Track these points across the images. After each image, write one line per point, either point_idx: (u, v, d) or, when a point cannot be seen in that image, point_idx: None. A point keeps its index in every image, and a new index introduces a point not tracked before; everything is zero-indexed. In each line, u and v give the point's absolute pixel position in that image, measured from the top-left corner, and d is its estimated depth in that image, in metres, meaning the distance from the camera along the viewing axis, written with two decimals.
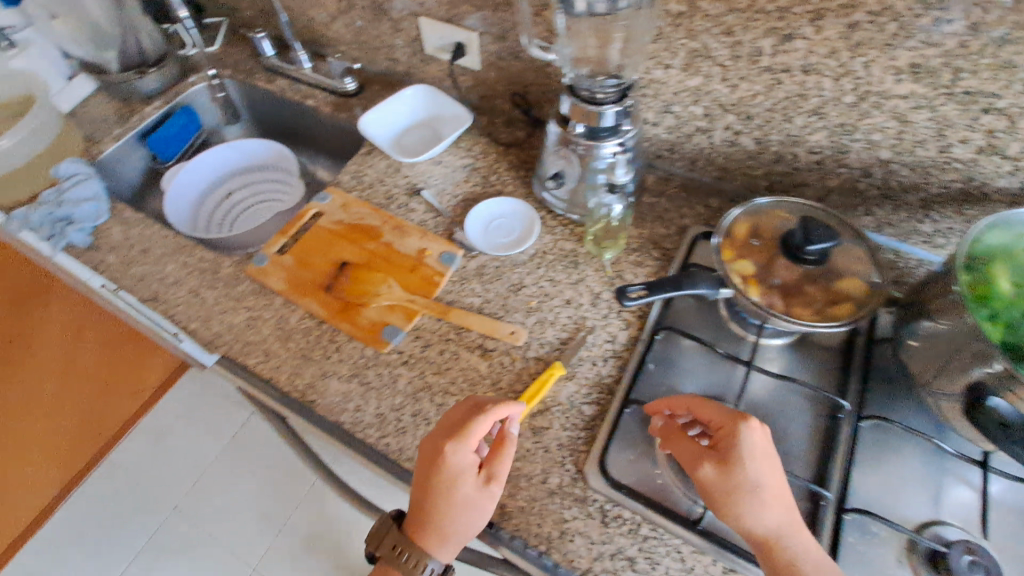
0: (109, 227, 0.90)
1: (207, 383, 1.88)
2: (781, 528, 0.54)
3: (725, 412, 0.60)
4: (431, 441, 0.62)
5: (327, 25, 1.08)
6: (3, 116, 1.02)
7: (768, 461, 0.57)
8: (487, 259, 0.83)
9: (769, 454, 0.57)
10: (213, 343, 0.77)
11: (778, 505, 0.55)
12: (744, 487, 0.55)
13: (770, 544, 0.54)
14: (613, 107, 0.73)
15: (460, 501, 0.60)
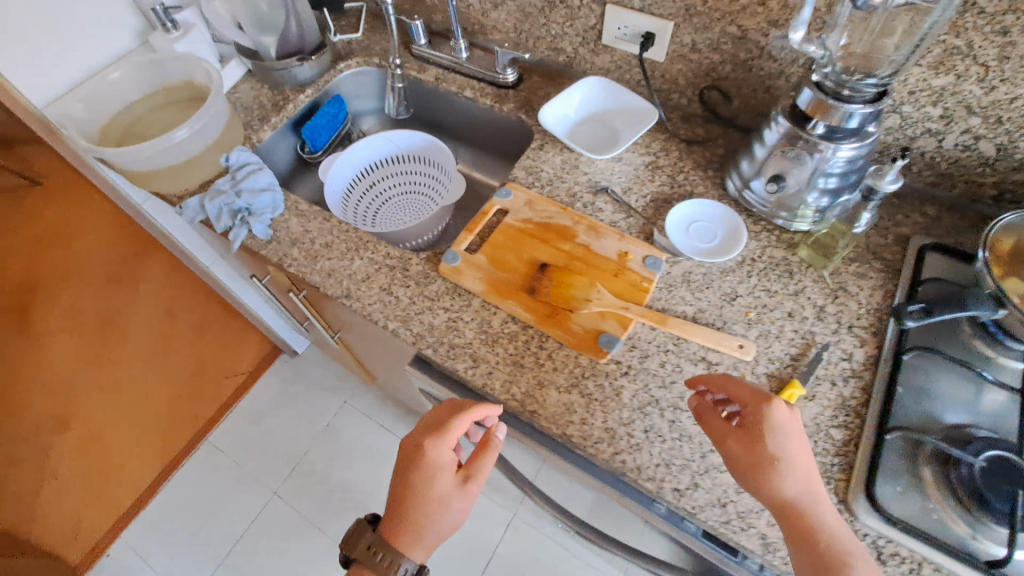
0: (287, 219, 0.88)
1: (298, 371, 1.87)
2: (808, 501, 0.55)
3: (743, 388, 0.60)
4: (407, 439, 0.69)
5: (487, 11, 1.04)
6: (168, 103, 1.00)
7: (799, 439, 0.57)
8: (693, 265, 0.79)
9: (749, 431, 0.58)
10: (416, 346, 0.75)
11: (768, 480, 0.56)
12: (750, 461, 0.57)
13: (786, 518, 0.55)
14: (865, 109, 0.67)
15: (438, 493, 0.66)
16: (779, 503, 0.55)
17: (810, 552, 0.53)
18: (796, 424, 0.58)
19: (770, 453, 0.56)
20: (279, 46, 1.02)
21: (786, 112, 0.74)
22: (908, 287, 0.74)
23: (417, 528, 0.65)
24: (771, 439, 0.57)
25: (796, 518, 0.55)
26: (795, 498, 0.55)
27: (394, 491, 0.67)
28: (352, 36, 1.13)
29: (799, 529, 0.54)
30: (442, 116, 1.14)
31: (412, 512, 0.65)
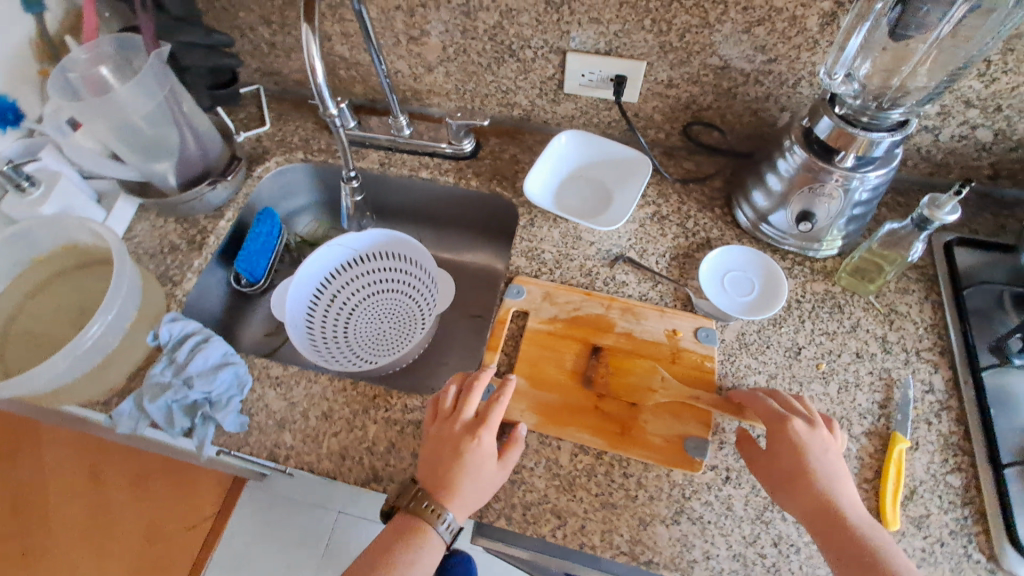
0: (262, 396, 0.71)
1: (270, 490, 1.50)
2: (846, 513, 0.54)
3: (763, 407, 0.61)
4: (441, 413, 0.64)
5: (419, 75, 0.89)
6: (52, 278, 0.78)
7: (827, 451, 0.57)
8: (744, 325, 0.72)
9: (777, 448, 0.58)
10: (485, 518, 0.62)
11: (803, 495, 0.56)
12: (782, 479, 0.57)
13: (824, 532, 0.54)
14: (891, 136, 0.61)
15: (474, 466, 0.59)
16: (817, 517, 0.55)
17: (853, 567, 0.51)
18: (822, 437, 0.58)
19: (803, 469, 0.56)
20: (179, 170, 0.83)
21: (800, 139, 0.68)
22: (952, 294, 0.72)
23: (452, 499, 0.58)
24: (799, 454, 0.57)
25: (835, 532, 0.53)
26: (829, 511, 0.54)
27: (428, 459, 0.61)
28: (261, 129, 0.96)
29: (839, 544, 0.53)
30: (393, 200, 0.98)
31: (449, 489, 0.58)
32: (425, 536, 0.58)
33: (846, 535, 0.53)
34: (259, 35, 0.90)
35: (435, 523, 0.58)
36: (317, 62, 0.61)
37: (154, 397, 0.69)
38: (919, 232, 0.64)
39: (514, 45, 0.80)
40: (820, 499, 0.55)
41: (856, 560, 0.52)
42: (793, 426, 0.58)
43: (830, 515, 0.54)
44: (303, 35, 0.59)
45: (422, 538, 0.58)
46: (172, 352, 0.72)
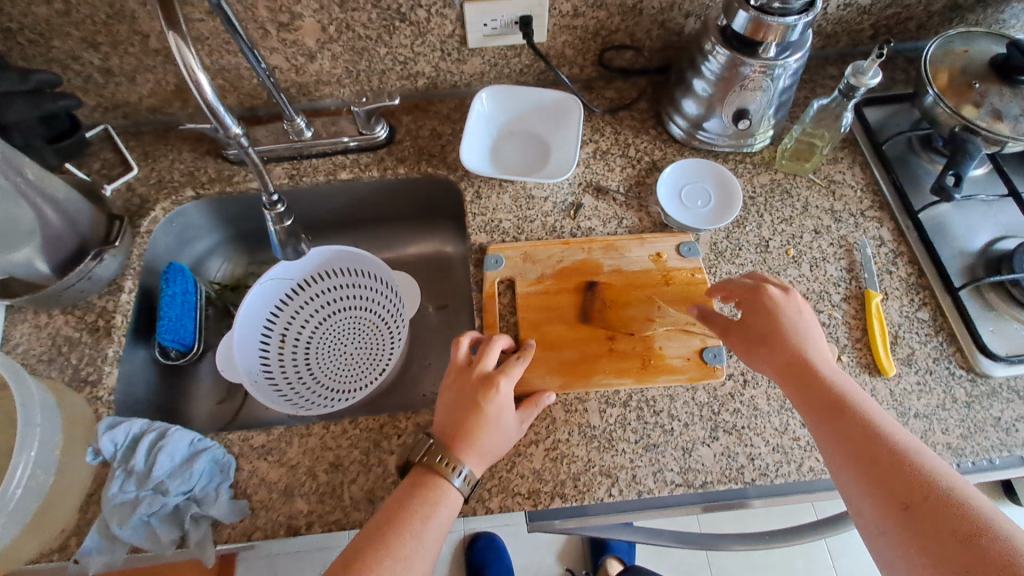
0: (251, 470, 0.62)
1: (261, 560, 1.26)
2: (822, 361, 0.54)
3: (745, 280, 0.62)
4: (457, 365, 0.60)
5: (301, 67, 0.79)
6: None
7: (803, 310, 0.59)
8: (713, 235, 0.74)
9: (754, 307, 0.59)
10: (539, 503, 0.60)
11: (777, 345, 0.56)
12: (760, 335, 0.58)
13: (795, 376, 0.53)
14: (805, 18, 0.62)
15: (494, 418, 0.56)
16: (795, 364, 0.54)
17: (822, 404, 0.50)
18: (797, 297, 0.60)
19: (780, 321, 0.57)
20: (47, 251, 0.67)
21: (720, 38, 0.68)
22: (874, 150, 0.78)
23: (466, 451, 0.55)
24: (774, 309, 0.58)
25: (810, 375, 0.53)
26: (804, 357, 0.54)
27: (440, 416, 0.57)
28: (127, 176, 0.80)
29: (813, 386, 0.52)
30: (314, 212, 0.88)
31: (463, 441, 0.55)
32: (442, 491, 0.53)
33: (819, 378, 0.52)
34: (87, 63, 0.76)
35: (453, 477, 0.53)
36: (201, 75, 0.50)
37: (123, 519, 0.58)
38: (845, 101, 0.68)
39: (403, 8, 0.72)
40: (793, 349, 0.55)
41: (828, 398, 0.51)
42: (770, 289, 0.60)
43: (805, 361, 0.54)
44: (172, 48, 0.48)
45: (440, 493, 0.53)
46: (124, 461, 0.61)
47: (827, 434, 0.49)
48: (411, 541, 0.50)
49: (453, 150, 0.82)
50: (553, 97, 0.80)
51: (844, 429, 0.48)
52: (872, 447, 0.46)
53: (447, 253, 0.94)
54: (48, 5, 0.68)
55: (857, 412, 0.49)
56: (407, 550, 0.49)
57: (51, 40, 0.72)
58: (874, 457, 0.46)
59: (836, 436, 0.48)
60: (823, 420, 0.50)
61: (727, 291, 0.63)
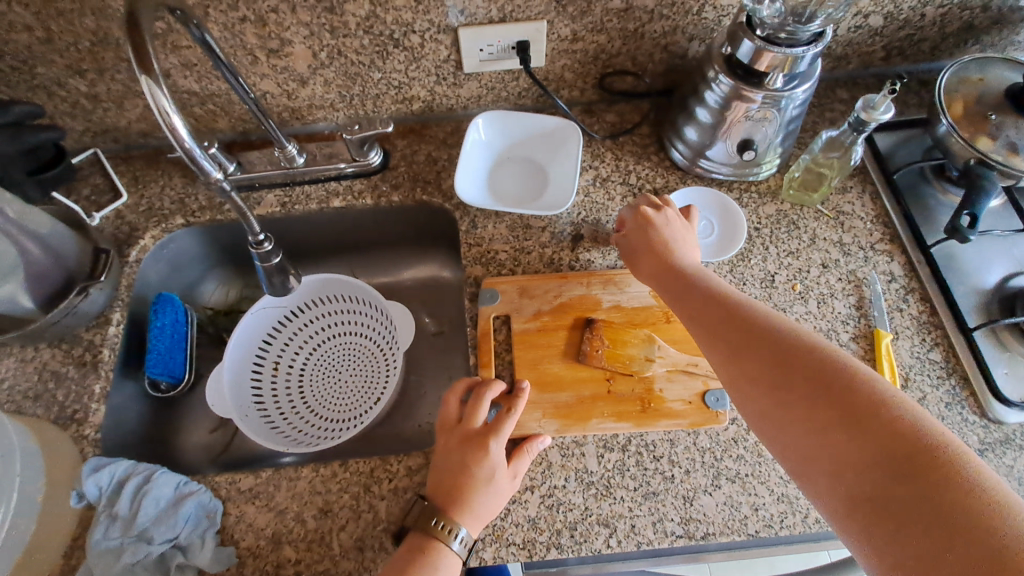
0: (238, 515, 0.60)
1: None
2: (722, 291, 0.56)
3: (644, 231, 0.65)
4: (448, 423, 0.61)
5: (293, 92, 0.77)
6: None
7: (674, 223, 0.65)
8: (717, 269, 0.71)
9: (656, 262, 0.63)
10: (534, 555, 0.57)
11: (686, 290, 0.58)
12: (670, 284, 0.60)
13: (705, 317, 0.55)
14: (813, 48, 0.60)
15: (487, 477, 0.56)
16: (702, 304, 0.56)
17: (735, 339, 0.51)
18: (671, 214, 0.67)
19: (678, 267, 0.61)
20: (31, 287, 0.66)
21: (724, 67, 0.65)
22: (885, 180, 0.75)
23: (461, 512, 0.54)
24: (672, 258, 0.62)
25: (716, 310, 0.54)
26: (706, 294, 0.56)
27: (434, 474, 0.58)
28: (116, 204, 0.79)
29: (720, 323, 0.53)
30: (308, 238, 0.86)
31: (457, 502, 0.55)
32: (439, 556, 0.53)
33: (725, 311, 0.54)
34: (73, 89, 0.74)
35: (450, 542, 0.53)
36: (175, 117, 0.48)
37: (106, 568, 0.56)
38: (855, 133, 0.66)
39: (395, 34, 0.70)
40: (700, 289, 0.57)
41: (738, 330, 0.51)
42: (661, 239, 0.64)
43: (708, 296, 0.56)
44: (144, 91, 0.46)
45: (439, 560, 0.52)
46: (109, 506, 0.59)
47: (744, 373, 0.50)
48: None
49: (448, 177, 0.80)
50: (552, 123, 0.78)
51: (760, 363, 0.49)
52: (787, 370, 0.47)
53: (443, 278, 0.92)
54: (30, 32, 0.67)
55: (766, 335, 0.50)
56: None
57: (36, 67, 0.71)
58: (793, 381, 0.46)
59: (755, 371, 0.49)
60: (738, 358, 0.50)
61: (635, 248, 0.65)
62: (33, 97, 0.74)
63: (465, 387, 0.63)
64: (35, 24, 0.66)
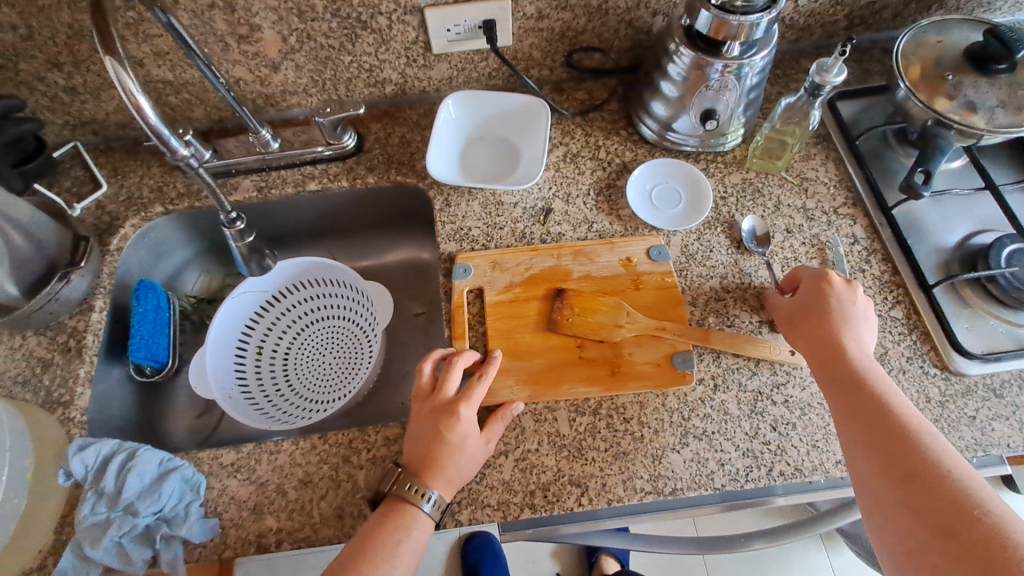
0: (221, 488, 0.62)
1: None
2: (863, 371, 0.55)
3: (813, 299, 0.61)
4: (421, 392, 0.62)
5: (266, 78, 0.78)
6: None
7: (857, 304, 0.60)
8: (683, 238, 0.73)
9: (813, 332, 0.59)
10: (509, 515, 0.59)
11: (831, 363, 0.57)
12: (817, 352, 0.58)
13: (848, 399, 0.54)
14: (769, 15, 0.61)
15: (459, 442, 0.58)
16: (841, 379, 0.56)
17: (857, 409, 0.53)
18: (855, 293, 0.61)
19: (834, 343, 0.58)
20: (15, 274, 0.67)
21: (684, 39, 0.66)
22: (847, 146, 0.77)
23: (433, 476, 0.57)
24: (832, 333, 0.58)
25: (850, 391, 0.54)
26: (850, 375, 0.55)
27: (409, 442, 0.59)
28: (97, 195, 0.80)
29: (850, 403, 0.54)
30: (286, 223, 0.87)
31: (430, 468, 0.57)
32: (411, 517, 0.55)
33: (864, 396, 0.53)
34: (52, 83, 0.75)
35: (422, 504, 0.55)
36: (141, 98, 0.50)
37: (93, 540, 0.58)
38: (812, 99, 0.67)
39: (363, 16, 0.71)
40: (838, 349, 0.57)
41: (870, 420, 0.52)
42: (832, 315, 0.59)
43: (851, 376, 0.55)
44: (109, 74, 0.48)
45: (411, 521, 0.55)
46: (95, 482, 0.61)
47: (862, 453, 0.51)
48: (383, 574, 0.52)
49: (422, 158, 0.81)
50: (519, 101, 0.80)
51: (883, 451, 0.50)
52: (908, 470, 0.48)
53: (423, 259, 0.94)
54: (12, 30, 0.68)
55: (898, 434, 0.50)
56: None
57: (17, 63, 0.72)
58: (907, 475, 0.48)
59: (872, 458, 0.50)
60: (865, 441, 0.51)
61: (809, 318, 0.60)
62: (15, 93, 0.76)
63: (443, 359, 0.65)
64: (18, 21, 0.67)
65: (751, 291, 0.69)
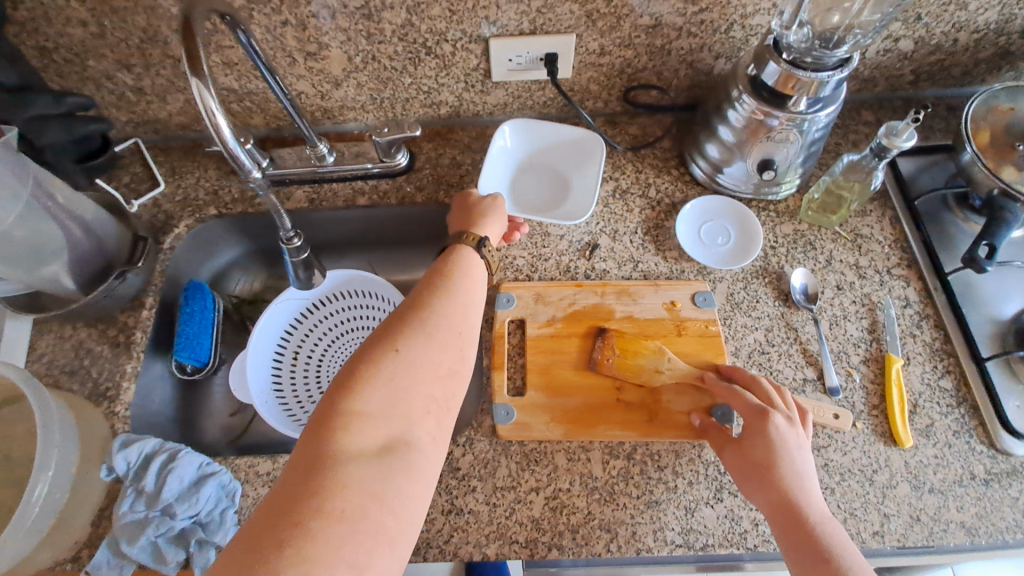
0: (255, 495, 0.63)
1: None
2: (821, 528, 0.51)
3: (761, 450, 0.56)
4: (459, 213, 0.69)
5: (327, 93, 0.79)
6: None
7: (801, 448, 0.56)
8: (730, 285, 0.72)
9: (772, 493, 0.54)
10: (536, 554, 0.59)
11: (782, 516, 0.53)
12: (782, 518, 0.53)
13: (795, 551, 0.51)
14: (839, 73, 0.60)
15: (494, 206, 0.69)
16: (795, 537, 0.51)
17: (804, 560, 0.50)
18: (798, 434, 0.57)
19: (797, 509, 0.52)
20: (73, 269, 0.71)
21: (748, 87, 0.66)
22: (906, 206, 0.75)
23: (464, 275, 0.58)
24: (792, 496, 0.53)
25: (820, 568, 0.49)
26: (815, 544, 0.50)
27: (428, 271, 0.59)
28: (155, 192, 0.82)
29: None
30: (333, 233, 0.89)
31: (468, 274, 0.59)
32: (468, 252, 0.61)
33: (834, 574, 0.48)
34: (120, 82, 0.77)
35: (477, 243, 0.62)
36: (220, 117, 0.52)
37: (129, 538, 0.60)
38: (875, 159, 0.66)
39: (428, 41, 0.72)
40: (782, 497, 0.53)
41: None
42: (780, 463, 0.55)
43: (814, 546, 0.50)
44: (193, 92, 0.50)
45: (455, 290, 0.56)
46: (136, 479, 0.63)
47: None
48: (438, 334, 0.51)
49: (472, 181, 0.82)
50: (574, 133, 0.80)
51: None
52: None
53: None
54: (84, 28, 0.70)
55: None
56: (433, 340, 0.51)
57: (86, 60, 0.74)
58: None
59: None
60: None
61: (756, 463, 0.56)
62: (82, 88, 0.78)
63: (496, 233, 0.68)
64: (89, 19, 0.68)
65: (796, 347, 0.68)
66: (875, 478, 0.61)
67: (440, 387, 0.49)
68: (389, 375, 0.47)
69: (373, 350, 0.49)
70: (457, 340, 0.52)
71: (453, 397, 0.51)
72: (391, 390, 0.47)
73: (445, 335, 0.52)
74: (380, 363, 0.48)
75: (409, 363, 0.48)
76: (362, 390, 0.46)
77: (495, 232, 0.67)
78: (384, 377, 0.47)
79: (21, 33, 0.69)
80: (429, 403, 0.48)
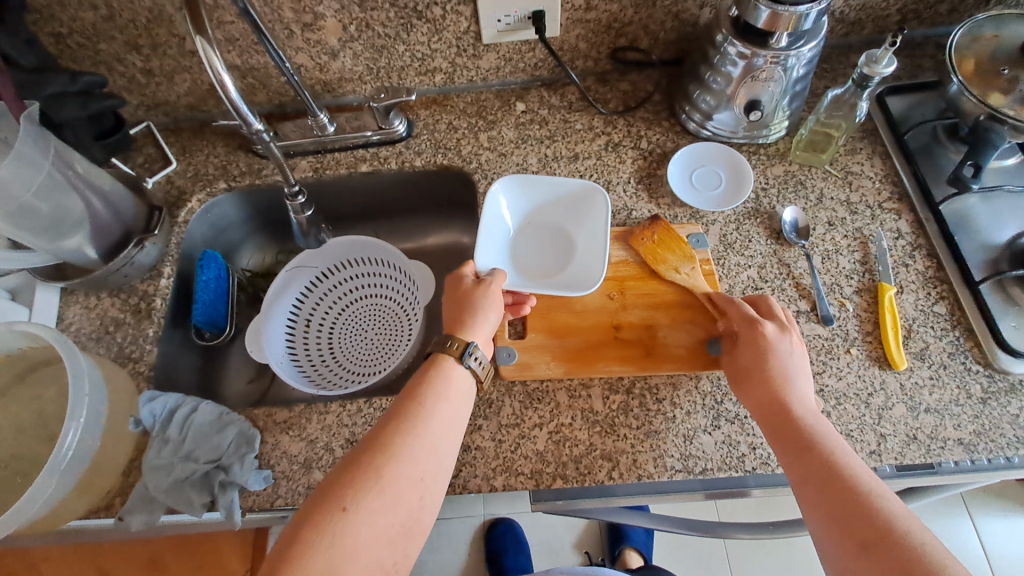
0: (273, 442, 0.67)
1: None
2: (807, 418, 0.53)
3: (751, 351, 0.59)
4: (456, 295, 0.65)
5: (325, 65, 0.83)
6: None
7: (794, 352, 0.58)
8: (722, 227, 0.74)
9: (762, 390, 0.57)
10: (541, 484, 0.62)
11: (770, 410, 0.55)
12: (769, 418, 0.55)
13: (784, 437, 0.53)
14: (817, 6, 0.60)
15: (488, 300, 0.64)
16: (784, 428, 0.54)
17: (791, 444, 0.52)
18: (791, 341, 0.59)
19: (784, 405, 0.55)
20: (94, 239, 0.74)
21: (733, 31, 0.67)
22: (896, 141, 0.76)
23: (441, 401, 0.55)
24: (780, 395, 0.56)
25: (802, 450, 0.51)
26: (800, 435, 0.52)
27: (411, 379, 0.58)
28: (167, 170, 0.86)
29: (801, 466, 0.50)
30: (337, 204, 0.92)
31: (444, 398, 0.56)
32: (453, 369, 0.58)
33: (815, 458, 0.50)
34: (130, 64, 0.81)
35: (463, 356, 0.58)
36: (224, 74, 0.56)
37: (158, 482, 0.64)
38: (860, 91, 0.67)
39: (419, 6, 0.75)
40: (771, 391, 0.56)
41: (820, 475, 0.49)
42: (771, 362, 0.58)
43: (800, 432, 0.53)
44: (199, 51, 0.54)
45: (412, 438, 0.52)
46: (162, 430, 0.66)
47: (801, 487, 0.50)
48: (396, 487, 0.49)
49: (468, 144, 0.85)
50: (577, 189, 0.75)
51: (838, 511, 0.46)
52: (867, 533, 0.43)
53: (463, 243, 0.97)
54: (94, 11, 0.74)
55: (851, 493, 0.46)
56: (389, 496, 0.48)
57: (98, 43, 0.78)
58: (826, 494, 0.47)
59: (831, 530, 0.45)
60: (817, 502, 0.47)
61: (746, 362, 0.59)
62: (96, 72, 0.82)
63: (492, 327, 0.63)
64: (99, 2, 0.72)
65: (789, 282, 0.69)
66: (870, 400, 0.63)
67: (389, 551, 0.47)
68: (333, 542, 0.45)
69: (333, 493, 0.48)
70: (416, 490, 0.50)
71: (402, 559, 0.49)
72: (335, 559, 0.44)
73: (400, 482, 0.49)
74: (326, 528, 0.45)
75: (362, 515, 0.47)
76: (309, 549, 0.44)
77: (486, 333, 0.62)
78: (329, 538, 0.45)
79: (38, 20, 0.74)
80: (372, 569, 0.46)
